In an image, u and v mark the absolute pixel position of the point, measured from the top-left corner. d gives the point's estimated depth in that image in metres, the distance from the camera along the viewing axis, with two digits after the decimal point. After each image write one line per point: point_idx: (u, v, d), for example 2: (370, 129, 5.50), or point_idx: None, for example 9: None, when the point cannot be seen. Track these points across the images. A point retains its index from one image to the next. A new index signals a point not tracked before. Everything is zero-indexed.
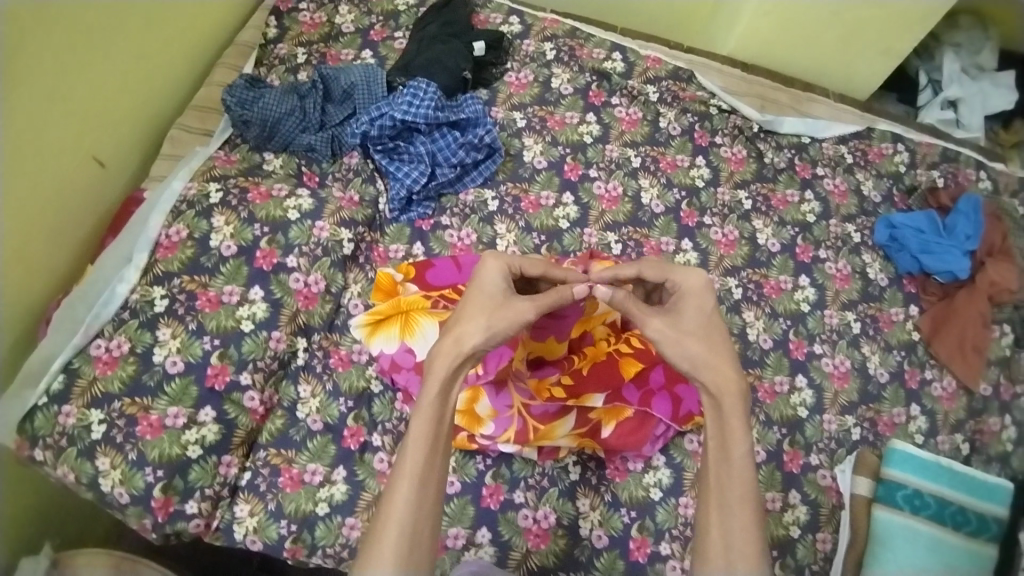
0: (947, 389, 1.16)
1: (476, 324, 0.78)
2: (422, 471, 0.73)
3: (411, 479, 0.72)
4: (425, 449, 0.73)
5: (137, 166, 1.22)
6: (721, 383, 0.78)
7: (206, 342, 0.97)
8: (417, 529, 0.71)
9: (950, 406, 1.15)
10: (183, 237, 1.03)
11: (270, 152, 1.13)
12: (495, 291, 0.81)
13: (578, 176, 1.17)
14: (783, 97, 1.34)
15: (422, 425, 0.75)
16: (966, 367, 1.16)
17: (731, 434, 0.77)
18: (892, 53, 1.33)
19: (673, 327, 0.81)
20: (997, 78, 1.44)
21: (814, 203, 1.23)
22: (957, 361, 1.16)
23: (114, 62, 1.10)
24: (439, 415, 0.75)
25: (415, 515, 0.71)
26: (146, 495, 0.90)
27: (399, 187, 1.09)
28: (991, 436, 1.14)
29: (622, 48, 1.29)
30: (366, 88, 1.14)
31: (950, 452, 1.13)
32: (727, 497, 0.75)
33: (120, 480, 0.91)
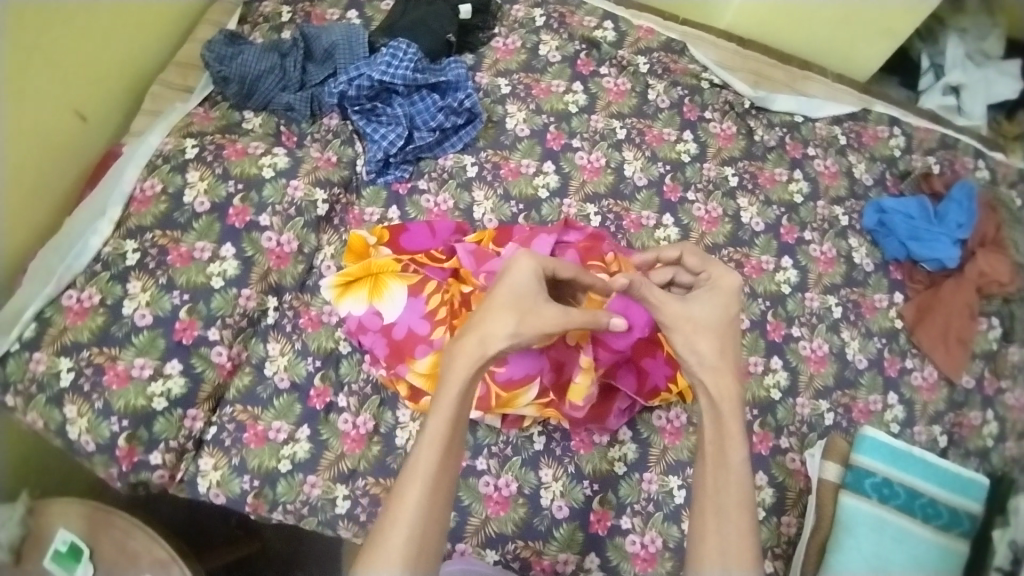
0: (928, 379, 1.14)
1: (508, 324, 0.73)
2: (436, 472, 0.69)
3: (424, 478, 0.69)
4: (440, 449, 0.70)
5: (122, 121, 1.22)
6: (721, 381, 0.76)
7: (175, 297, 0.97)
8: (427, 531, 0.68)
9: (929, 396, 1.14)
10: (157, 191, 1.02)
11: (250, 110, 1.12)
12: (526, 292, 0.75)
13: (561, 145, 1.15)
14: (780, 74, 1.30)
15: (438, 424, 0.70)
16: (948, 359, 1.14)
17: (723, 431, 0.74)
18: (891, 34, 1.29)
19: (688, 320, 0.78)
20: (1002, 66, 1.40)
21: (803, 183, 1.21)
22: (939, 351, 1.14)
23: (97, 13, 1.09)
24: (457, 417, 0.71)
25: (426, 517, 0.68)
26: (111, 444, 0.92)
27: (376, 150, 1.07)
28: (971, 430, 1.12)
29: (614, 17, 1.26)
30: (347, 48, 1.12)
31: (926, 443, 1.11)
32: (723, 501, 0.72)
33: (86, 428, 0.92)
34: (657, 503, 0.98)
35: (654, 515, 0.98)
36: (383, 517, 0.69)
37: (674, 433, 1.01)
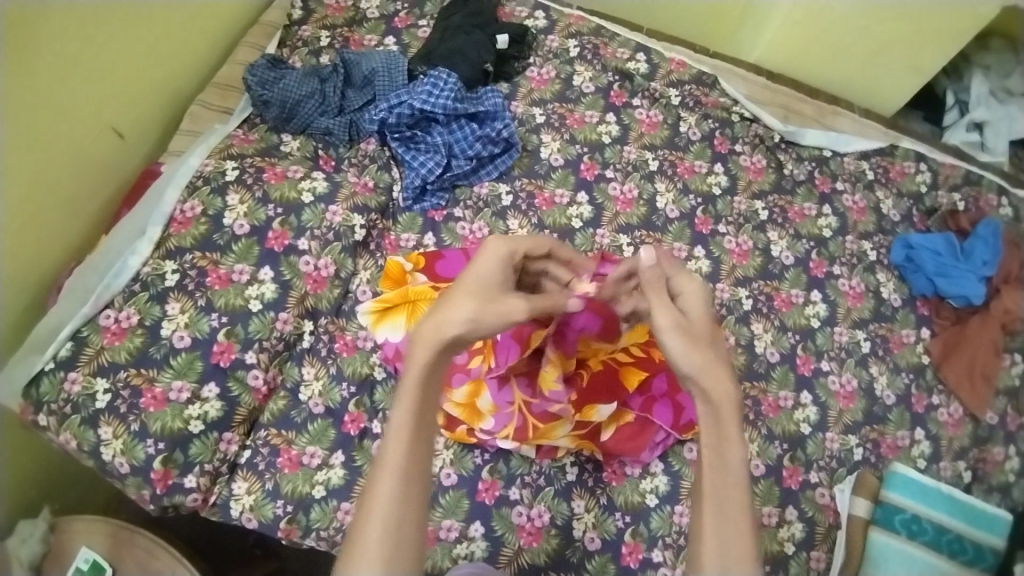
0: (953, 415, 1.15)
1: (464, 308, 0.69)
2: (403, 468, 0.66)
3: (392, 475, 0.66)
4: (406, 442, 0.67)
5: (158, 138, 1.22)
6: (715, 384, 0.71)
7: (214, 319, 0.98)
8: (402, 529, 0.66)
9: (954, 432, 1.14)
10: (197, 213, 1.03)
11: (288, 133, 1.13)
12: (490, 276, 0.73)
13: (594, 176, 1.16)
14: (808, 109, 1.32)
15: (402, 417, 0.68)
16: (973, 395, 1.14)
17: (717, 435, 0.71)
18: (918, 70, 1.30)
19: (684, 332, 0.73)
20: None
21: (831, 218, 1.22)
22: (965, 390, 1.15)
23: (137, 30, 1.09)
24: (420, 407, 0.69)
25: (397, 514, 0.66)
26: (146, 466, 0.91)
27: (414, 176, 1.09)
28: (994, 466, 1.12)
29: (646, 49, 1.28)
30: (387, 75, 1.14)
31: (951, 479, 1.11)
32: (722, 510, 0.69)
33: (121, 450, 0.92)
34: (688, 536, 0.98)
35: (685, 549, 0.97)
36: (359, 515, 0.67)
37: None
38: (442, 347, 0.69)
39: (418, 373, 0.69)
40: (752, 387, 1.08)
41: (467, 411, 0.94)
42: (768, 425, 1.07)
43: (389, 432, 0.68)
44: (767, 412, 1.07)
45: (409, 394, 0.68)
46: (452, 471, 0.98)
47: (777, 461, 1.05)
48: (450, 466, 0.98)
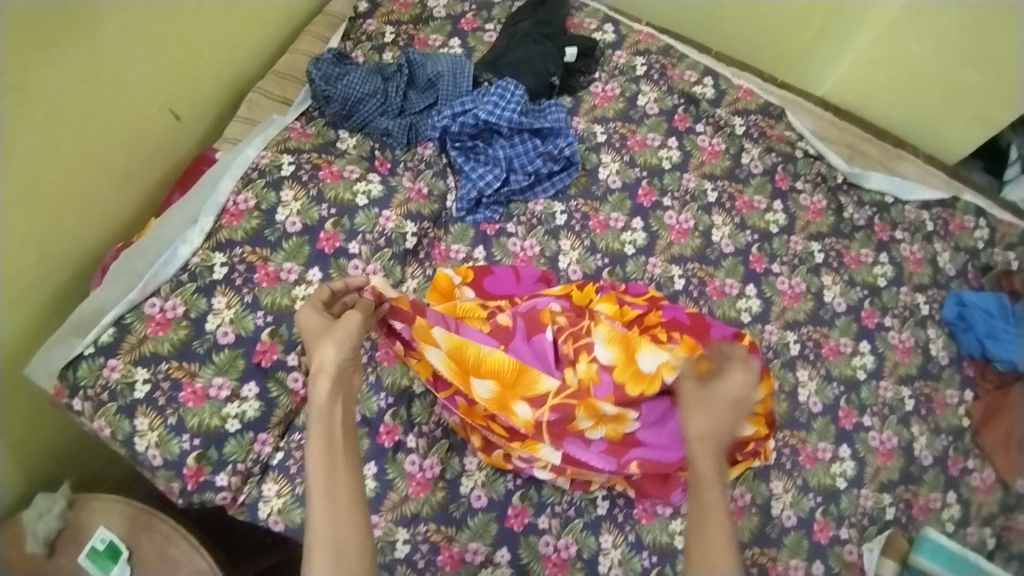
0: (985, 480, 1.12)
1: (328, 350, 0.74)
2: (326, 486, 0.69)
3: (320, 493, 0.69)
4: (324, 464, 0.70)
5: (212, 122, 1.19)
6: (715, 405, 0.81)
7: (259, 317, 0.97)
8: (343, 538, 0.67)
9: (984, 498, 1.11)
10: (250, 206, 1.01)
11: (345, 130, 1.10)
12: (314, 321, 0.78)
13: (651, 203, 1.13)
14: (874, 150, 1.27)
15: (317, 445, 0.70)
16: (1007, 460, 1.12)
17: (702, 435, 0.79)
18: (987, 122, 1.25)
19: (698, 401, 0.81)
20: None
21: (887, 267, 1.18)
22: (999, 454, 1.12)
23: (201, 9, 1.06)
24: (330, 434, 0.71)
25: (330, 526, 0.67)
26: (180, 462, 0.91)
27: (470, 188, 1.06)
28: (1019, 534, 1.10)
29: (715, 74, 1.25)
30: (451, 79, 1.10)
31: (975, 545, 1.08)
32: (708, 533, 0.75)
33: (156, 442, 0.90)
34: None
35: None
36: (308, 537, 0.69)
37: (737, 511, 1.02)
38: (335, 379, 0.73)
39: (320, 404, 0.72)
40: (790, 436, 1.06)
41: (507, 438, 0.95)
42: (803, 476, 1.05)
43: (309, 460, 0.70)
44: (804, 462, 1.06)
45: (320, 420, 0.72)
46: (483, 493, 0.97)
47: (809, 513, 1.04)
48: (482, 488, 0.97)
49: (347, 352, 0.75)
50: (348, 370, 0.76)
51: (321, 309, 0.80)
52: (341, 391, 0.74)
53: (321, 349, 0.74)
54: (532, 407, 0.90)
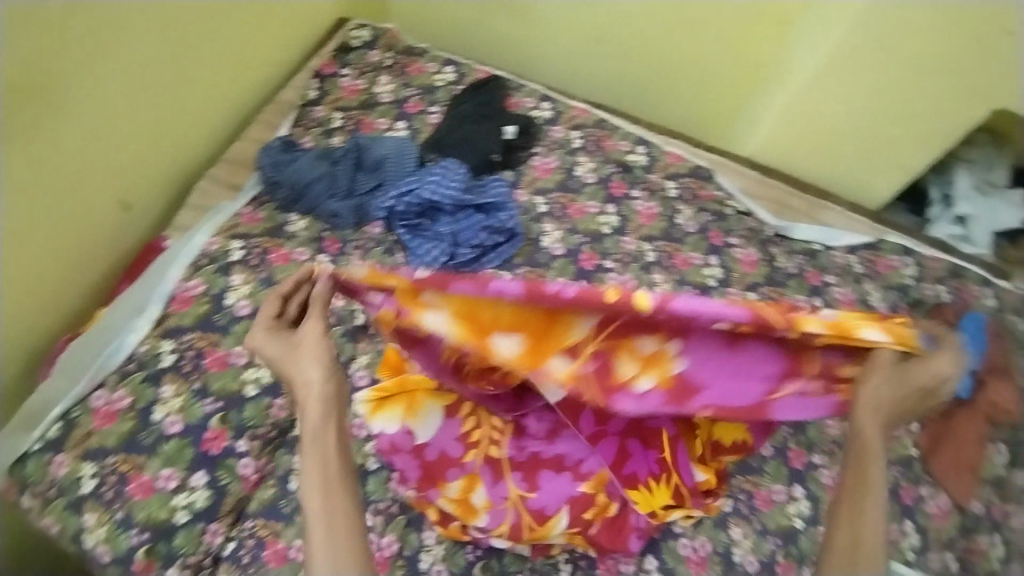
0: (941, 507, 1.21)
1: (313, 371, 0.79)
2: (323, 508, 0.76)
3: (318, 512, 0.76)
4: (319, 487, 0.77)
5: (166, 206, 1.21)
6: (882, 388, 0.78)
7: (208, 404, 0.97)
8: (342, 549, 0.74)
9: (944, 522, 1.20)
10: (199, 292, 1.05)
11: (295, 213, 1.14)
12: (270, 346, 0.79)
13: (593, 266, 1.17)
14: (799, 203, 1.35)
15: (311, 470, 0.78)
16: (959, 485, 1.20)
17: (869, 403, 0.79)
18: (904, 170, 1.34)
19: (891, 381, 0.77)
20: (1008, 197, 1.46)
21: (822, 310, 1.24)
22: (951, 477, 1.21)
23: (161, 97, 1.11)
24: (324, 458, 0.78)
25: (330, 539, 0.75)
26: (128, 557, 0.89)
27: (418, 264, 1.08)
28: (980, 554, 1.20)
29: (647, 142, 1.31)
30: (396, 161, 1.15)
31: None
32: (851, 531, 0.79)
33: (104, 538, 0.89)
34: None
35: None
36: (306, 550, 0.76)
37: (700, 562, 1.02)
38: (323, 400, 0.79)
39: (313, 426, 0.79)
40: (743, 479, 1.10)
41: (462, 507, 0.93)
42: (761, 520, 1.06)
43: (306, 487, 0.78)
44: (761, 506, 1.07)
45: (314, 444, 0.79)
46: (443, 567, 0.95)
47: (770, 556, 1.04)
48: (442, 562, 0.96)
49: (315, 370, 0.78)
50: (336, 390, 0.81)
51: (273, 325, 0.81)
52: (331, 413, 0.80)
53: (297, 373, 0.79)
54: (568, 360, 0.74)
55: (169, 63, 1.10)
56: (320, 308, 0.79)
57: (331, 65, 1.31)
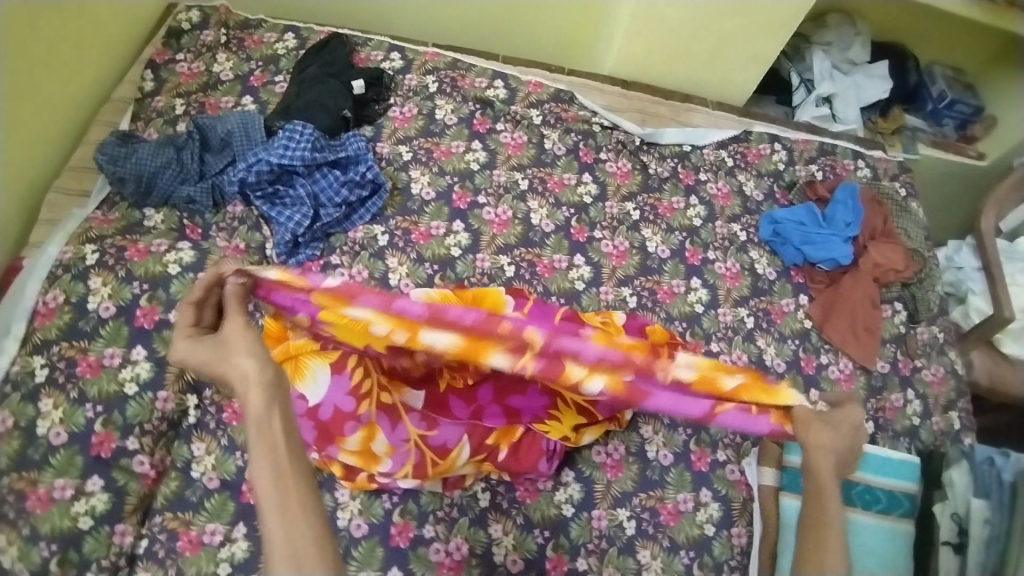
0: (844, 370, 1.18)
1: (245, 363, 0.70)
2: (273, 491, 0.68)
3: (270, 496, 0.68)
4: (268, 466, 0.69)
5: (22, 228, 1.10)
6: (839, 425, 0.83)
7: (89, 410, 0.93)
8: (301, 531, 0.67)
9: (849, 386, 1.17)
10: (60, 302, 0.98)
11: (150, 207, 1.10)
12: (195, 348, 0.72)
13: (467, 204, 1.19)
14: (664, 109, 1.38)
15: (259, 455, 0.69)
16: (859, 349, 1.19)
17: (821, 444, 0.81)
18: (760, 59, 1.39)
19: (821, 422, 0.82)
20: (870, 69, 1.46)
21: (699, 208, 1.28)
22: (850, 343, 1.19)
23: (15, 107, 1.02)
24: (270, 442, 0.70)
25: (286, 521, 0.67)
26: (42, 570, 0.85)
27: (283, 232, 1.08)
28: (895, 412, 1.16)
29: (503, 76, 1.32)
30: (242, 134, 1.13)
31: None
32: (827, 544, 0.79)
33: (16, 557, 0.84)
34: (609, 538, 1.00)
35: (608, 552, 0.99)
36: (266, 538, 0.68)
37: (615, 466, 1.04)
38: (262, 387, 0.71)
39: (257, 417, 0.70)
40: None
41: (364, 457, 0.93)
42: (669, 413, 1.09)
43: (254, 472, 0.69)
44: None
45: (260, 430, 0.70)
46: (361, 520, 0.95)
47: (683, 447, 1.08)
48: (359, 516, 0.95)
49: (244, 365, 0.70)
50: (275, 376, 0.72)
51: (195, 331, 0.75)
52: (273, 395, 0.71)
53: (228, 368, 0.71)
54: (511, 357, 0.72)
55: (16, 71, 1.01)
56: (236, 305, 0.74)
57: (164, 52, 1.26)
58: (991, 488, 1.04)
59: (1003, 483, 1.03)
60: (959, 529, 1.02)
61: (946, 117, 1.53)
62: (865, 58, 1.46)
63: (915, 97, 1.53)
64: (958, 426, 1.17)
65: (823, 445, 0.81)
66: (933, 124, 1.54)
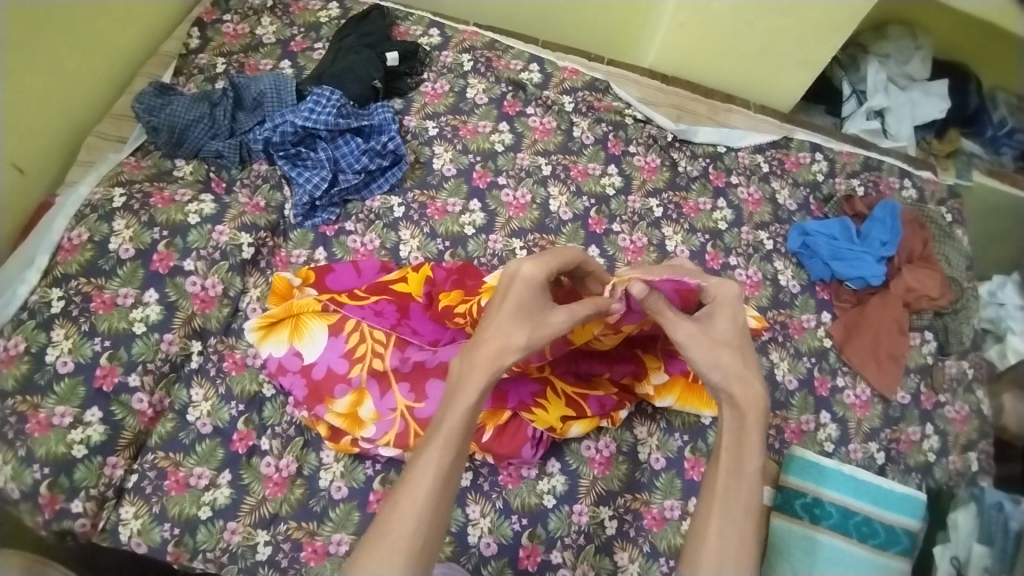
0: (861, 397, 1.11)
1: (519, 335, 0.73)
2: (447, 468, 0.67)
3: (436, 468, 0.67)
4: (452, 448, 0.68)
5: (61, 168, 1.13)
6: (714, 320, 0.81)
7: (97, 343, 0.96)
8: (433, 523, 0.66)
9: (864, 414, 1.10)
10: (84, 241, 1.02)
11: (181, 158, 1.14)
12: (523, 300, 0.75)
13: (486, 183, 1.18)
14: (701, 107, 1.35)
15: (451, 424, 0.69)
16: (881, 376, 1.12)
17: (733, 384, 0.76)
18: (807, 63, 1.33)
19: (706, 334, 0.78)
20: (929, 87, 1.38)
21: (726, 211, 1.23)
22: (871, 368, 1.12)
23: (60, 53, 1.06)
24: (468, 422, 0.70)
25: (432, 507, 0.66)
26: (33, 492, 0.89)
27: (302, 193, 1.11)
28: (912, 446, 1.09)
29: (539, 60, 1.31)
30: (274, 96, 1.16)
31: (863, 462, 1.07)
32: (729, 517, 0.70)
33: (10, 475, 0.89)
34: (588, 535, 0.98)
35: (585, 549, 0.97)
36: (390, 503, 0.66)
37: (603, 463, 1.02)
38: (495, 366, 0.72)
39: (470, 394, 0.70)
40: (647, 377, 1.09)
41: (349, 421, 0.95)
42: (666, 417, 1.06)
43: (435, 431, 0.69)
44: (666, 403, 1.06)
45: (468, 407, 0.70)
46: (342, 483, 0.97)
47: (677, 453, 1.04)
48: (341, 479, 0.97)
49: (507, 329, 0.73)
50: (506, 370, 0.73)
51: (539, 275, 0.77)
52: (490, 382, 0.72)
53: (546, 326, 0.75)
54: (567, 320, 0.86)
55: (64, 19, 1.05)
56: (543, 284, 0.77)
57: (212, 12, 1.30)
58: (995, 536, 0.97)
59: (1008, 532, 0.97)
60: (956, 573, 0.98)
61: (1005, 146, 1.44)
62: (925, 74, 1.39)
63: (974, 122, 1.44)
64: (977, 469, 1.10)
65: (710, 350, 0.77)
66: (992, 153, 1.45)
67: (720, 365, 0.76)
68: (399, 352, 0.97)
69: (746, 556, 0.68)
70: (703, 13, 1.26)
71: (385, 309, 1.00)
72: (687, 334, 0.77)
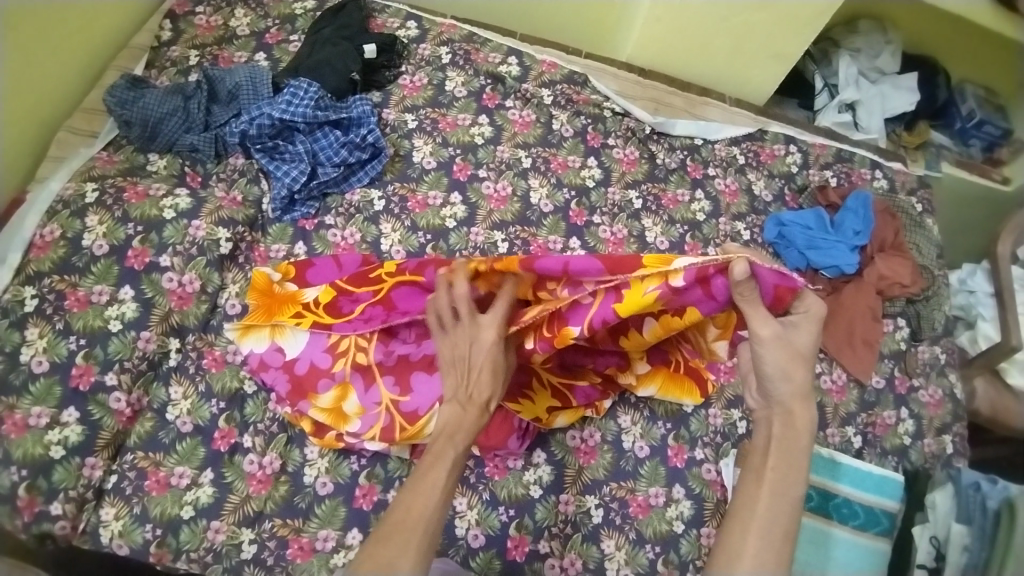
0: (837, 382, 1.14)
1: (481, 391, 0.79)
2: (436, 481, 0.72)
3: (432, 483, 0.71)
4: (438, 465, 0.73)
5: (32, 163, 1.10)
6: (801, 327, 0.75)
7: (72, 342, 0.94)
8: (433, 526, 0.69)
9: (840, 398, 1.13)
10: (56, 237, 0.99)
11: (155, 152, 1.11)
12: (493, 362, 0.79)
13: (467, 176, 1.18)
14: (678, 101, 1.36)
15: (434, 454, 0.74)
16: (856, 361, 1.15)
17: (794, 400, 0.76)
18: (781, 57, 1.36)
19: (786, 346, 0.74)
20: (899, 80, 1.42)
21: (704, 202, 1.25)
22: (846, 354, 1.15)
23: (30, 46, 1.03)
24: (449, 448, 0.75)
25: (436, 525, 0.69)
26: (9, 495, 0.86)
27: (280, 187, 1.10)
28: (886, 429, 1.13)
29: (518, 53, 1.31)
30: (251, 88, 1.14)
31: (840, 445, 1.10)
32: (772, 524, 0.71)
33: None
34: (575, 524, 0.99)
35: (573, 537, 0.98)
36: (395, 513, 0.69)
37: (589, 452, 1.03)
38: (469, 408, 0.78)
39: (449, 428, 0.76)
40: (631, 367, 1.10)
41: (334, 416, 0.96)
42: (650, 406, 1.07)
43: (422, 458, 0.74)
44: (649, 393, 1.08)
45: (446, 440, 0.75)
46: (328, 480, 0.96)
47: (661, 441, 1.05)
48: (326, 475, 0.96)
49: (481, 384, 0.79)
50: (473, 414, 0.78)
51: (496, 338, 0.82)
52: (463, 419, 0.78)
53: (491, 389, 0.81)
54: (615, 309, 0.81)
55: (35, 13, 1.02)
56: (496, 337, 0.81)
57: (184, 4, 1.27)
58: (974, 514, 1.07)
59: (986, 510, 1.06)
60: (937, 553, 1.06)
61: (973, 137, 1.49)
62: (894, 68, 1.43)
63: (942, 114, 1.50)
64: (950, 450, 1.15)
65: (787, 362, 0.75)
66: (959, 145, 1.50)
67: (791, 378, 0.75)
68: (383, 346, 0.97)
69: (784, 565, 0.69)
70: (681, 9, 1.28)
71: (372, 315, 0.95)
72: (773, 334, 0.74)
